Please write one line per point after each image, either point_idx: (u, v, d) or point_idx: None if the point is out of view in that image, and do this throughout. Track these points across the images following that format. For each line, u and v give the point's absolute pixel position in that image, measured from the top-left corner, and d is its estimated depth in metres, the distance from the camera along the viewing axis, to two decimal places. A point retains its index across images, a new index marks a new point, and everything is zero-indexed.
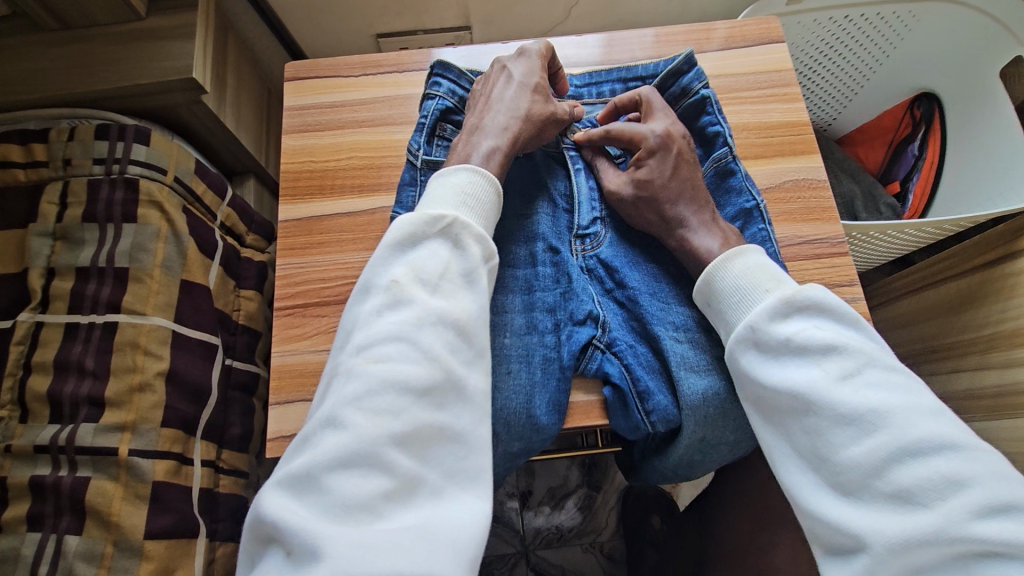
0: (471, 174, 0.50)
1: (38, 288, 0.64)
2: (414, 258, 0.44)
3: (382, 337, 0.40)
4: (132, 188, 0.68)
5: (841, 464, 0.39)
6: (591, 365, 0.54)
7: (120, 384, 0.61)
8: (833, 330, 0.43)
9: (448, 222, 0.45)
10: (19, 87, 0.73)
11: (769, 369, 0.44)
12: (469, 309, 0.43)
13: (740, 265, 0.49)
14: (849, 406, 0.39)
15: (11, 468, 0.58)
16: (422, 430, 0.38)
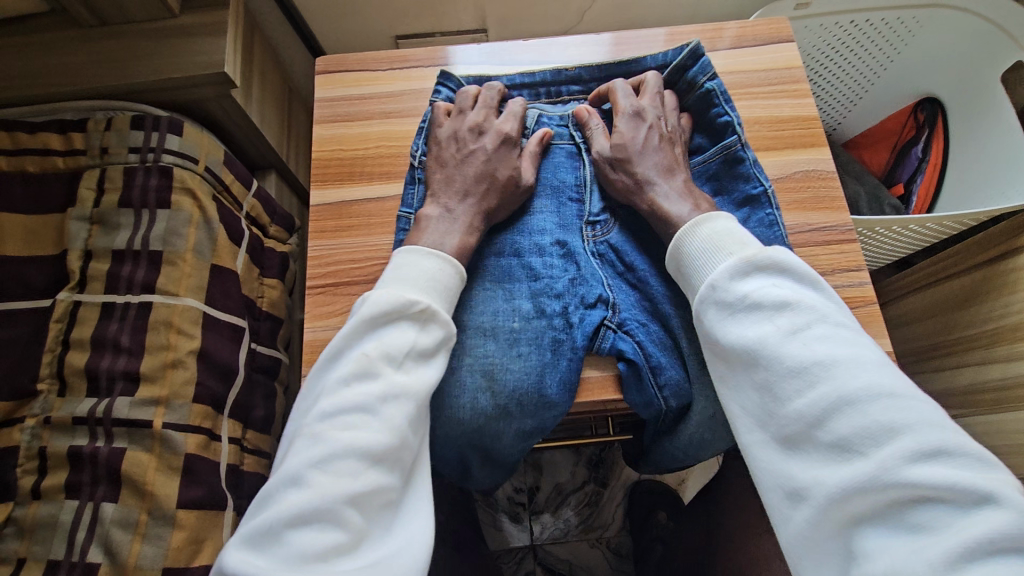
0: (438, 261, 0.52)
1: (76, 269, 0.67)
2: (384, 333, 0.47)
3: (347, 407, 0.43)
4: (166, 176, 0.71)
5: (787, 416, 0.41)
6: (602, 344, 0.57)
7: (155, 360, 0.64)
8: (790, 289, 0.45)
9: (422, 308, 0.48)
10: (58, 80, 0.76)
11: (726, 326, 0.46)
12: (429, 381, 0.47)
13: (709, 228, 0.51)
14: (797, 359, 0.42)
15: (50, 439, 0.61)
16: (378, 491, 0.42)
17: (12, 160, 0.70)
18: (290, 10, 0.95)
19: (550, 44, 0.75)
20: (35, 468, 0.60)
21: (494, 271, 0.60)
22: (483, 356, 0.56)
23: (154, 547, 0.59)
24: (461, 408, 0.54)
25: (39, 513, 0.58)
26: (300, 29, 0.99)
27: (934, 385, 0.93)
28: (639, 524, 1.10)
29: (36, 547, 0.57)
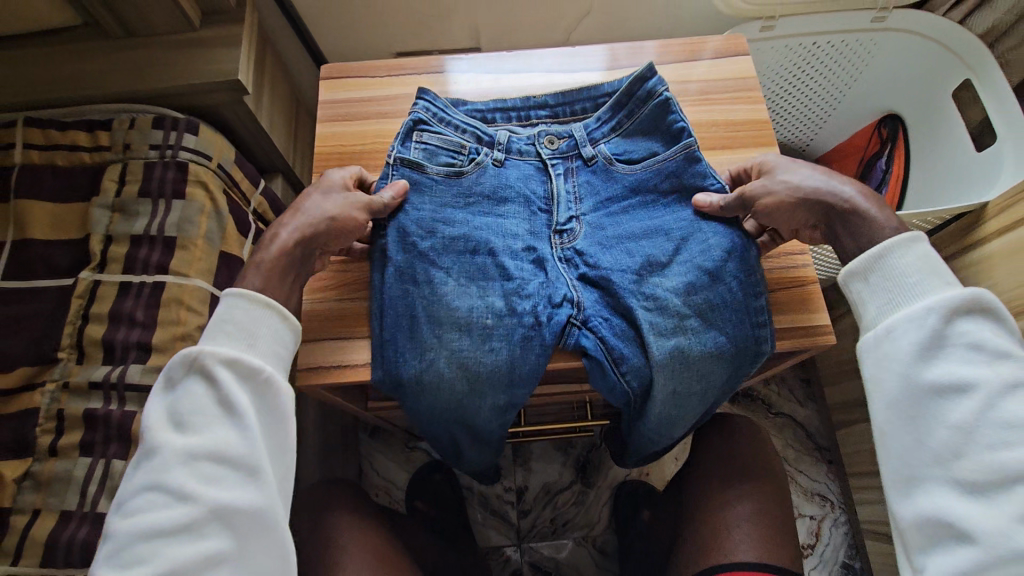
0: (232, 299, 0.55)
1: (97, 251, 0.74)
2: (176, 398, 0.51)
3: (138, 491, 0.49)
4: (182, 170, 0.78)
5: (980, 463, 0.47)
6: (568, 341, 0.63)
7: (165, 333, 0.70)
8: (998, 339, 0.50)
9: (192, 358, 0.52)
10: (87, 85, 0.84)
11: (935, 361, 0.50)
12: (229, 441, 0.50)
13: (918, 250, 0.53)
14: (1015, 415, 0.48)
15: (67, 402, 0.66)
16: (189, 560, 0.47)
17: (44, 154, 0.78)
18: (297, 24, 1.04)
19: (532, 56, 0.82)
20: (52, 428, 0.65)
21: (466, 271, 0.65)
22: (455, 350, 0.61)
23: None
24: (437, 394, 0.61)
25: (55, 469, 0.63)
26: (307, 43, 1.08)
27: None
28: (623, 524, 1.15)
29: (51, 499, 0.62)
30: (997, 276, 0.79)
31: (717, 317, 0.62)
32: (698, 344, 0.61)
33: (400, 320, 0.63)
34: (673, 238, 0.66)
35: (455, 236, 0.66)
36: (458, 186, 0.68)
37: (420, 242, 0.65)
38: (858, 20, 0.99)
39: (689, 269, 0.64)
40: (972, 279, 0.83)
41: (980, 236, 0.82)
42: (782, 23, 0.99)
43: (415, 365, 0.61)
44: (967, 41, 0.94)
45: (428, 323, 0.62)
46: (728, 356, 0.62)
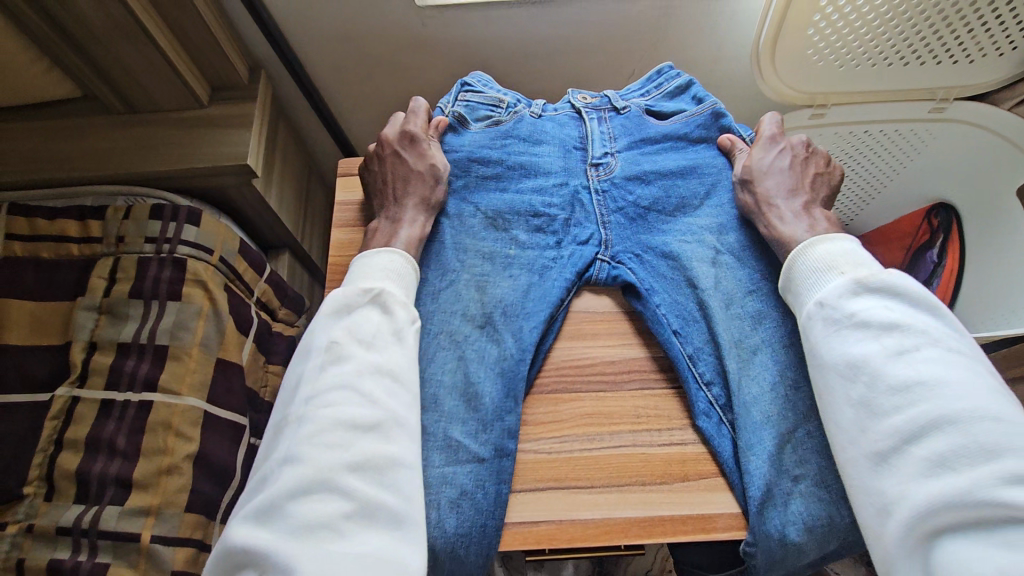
0: (392, 255, 0.56)
1: (78, 362, 0.65)
2: (352, 322, 0.50)
3: (329, 386, 0.46)
4: (180, 267, 0.70)
5: (880, 432, 0.43)
6: (599, 276, 0.61)
7: (149, 465, 0.61)
8: (901, 312, 0.47)
9: (376, 292, 0.52)
10: (81, 164, 0.77)
11: (834, 340, 0.48)
12: (400, 358, 0.49)
13: (818, 251, 0.53)
14: (903, 378, 0.43)
15: (30, 550, 0.57)
16: (371, 458, 0.44)
17: (28, 245, 0.70)
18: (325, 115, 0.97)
19: None
20: None
21: (496, 204, 0.63)
22: (479, 276, 0.59)
23: None
24: (445, 327, 0.57)
25: None
26: (333, 130, 1.01)
27: None
28: None
29: None
30: None
31: (795, 375, 0.55)
32: (731, 279, 0.59)
33: (431, 247, 0.61)
34: (702, 179, 0.65)
35: (491, 175, 0.65)
36: (495, 131, 0.67)
37: (455, 180, 0.64)
38: (914, 110, 0.92)
39: (717, 213, 0.63)
40: None
41: None
42: (832, 112, 0.92)
43: (434, 287, 0.59)
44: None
45: (455, 247, 0.61)
46: (762, 293, 0.59)
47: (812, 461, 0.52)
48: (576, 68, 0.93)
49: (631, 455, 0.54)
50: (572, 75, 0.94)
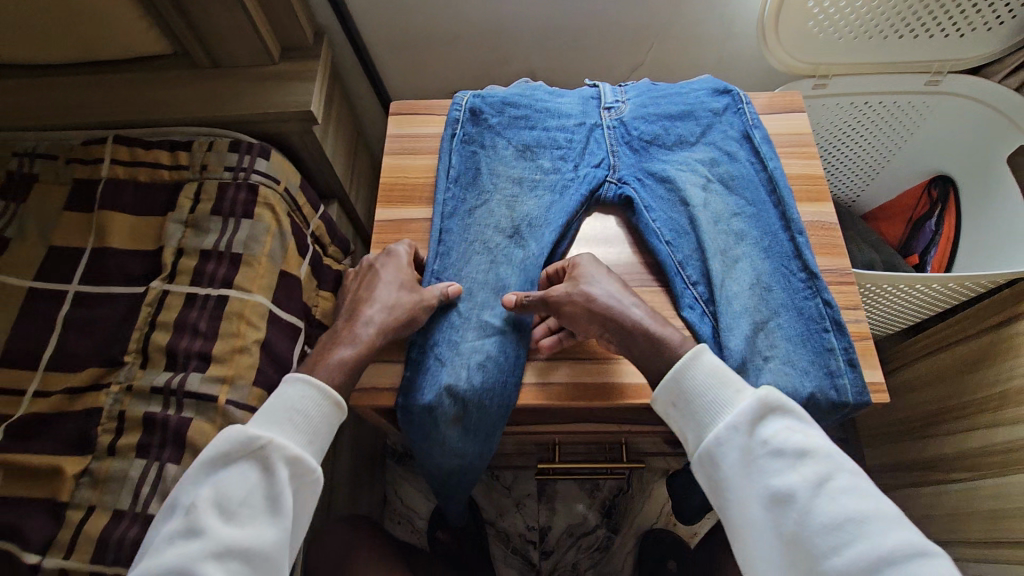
0: (306, 385, 0.54)
1: (169, 263, 0.78)
2: (221, 479, 0.50)
3: (167, 567, 0.46)
4: (253, 191, 0.83)
5: (827, 573, 0.45)
6: (607, 195, 0.71)
7: (226, 344, 0.73)
8: (806, 435, 0.50)
9: (261, 446, 0.50)
10: (169, 108, 0.90)
11: (756, 477, 0.50)
12: (262, 536, 0.48)
13: (704, 364, 0.54)
14: (834, 517, 0.46)
15: (129, 404, 0.69)
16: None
17: (129, 170, 0.84)
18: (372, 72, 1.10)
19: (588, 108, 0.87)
20: (112, 428, 0.68)
21: (523, 138, 0.74)
22: (509, 195, 0.70)
23: None
24: (480, 237, 0.68)
25: (112, 467, 0.66)
26: (380, 91, 1.15)
27: (934, 449, 0.99)
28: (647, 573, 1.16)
29: (106, 497, 0.65)
30: None
31: (767, 278, 0.67)
32: (720, 203, 0.71)
33: (469, 170, 0.72)
34: (700, 120, 0.75)
35: (520, 116, 0.76)
36: (526, 87, 0.80)
37: (490, 116, 0.75)
38: (912, 82, 1.01)
39: (711, 148, 0.74)
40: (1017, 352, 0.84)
41: None
42: (834, 82, 1.01)
43: (471, 203, 0.70)
44: (1012, 99, 0.95)
45: (488, 171, 0.72)
46: (746, 216, 0.70)
47: (780, 344, 0.63)
48: (599, 43, 1.04)
49: None
50: (592, 49, 1.05)
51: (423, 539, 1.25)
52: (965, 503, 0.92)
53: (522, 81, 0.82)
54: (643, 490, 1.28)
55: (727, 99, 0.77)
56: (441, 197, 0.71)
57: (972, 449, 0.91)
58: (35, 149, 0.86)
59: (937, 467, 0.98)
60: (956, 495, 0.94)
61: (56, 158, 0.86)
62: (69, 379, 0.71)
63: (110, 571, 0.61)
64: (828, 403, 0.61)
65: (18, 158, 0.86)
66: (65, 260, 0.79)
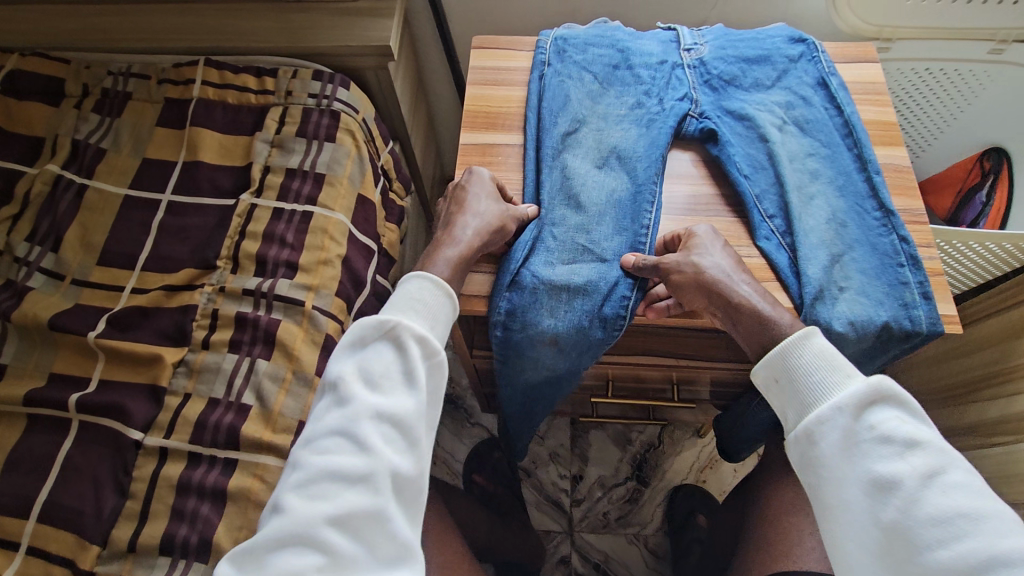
0: (421, 280, 0.56)
1: (257, 179, 0.81)
2: (365, 356, 0.52)
3: (324, 433, 0.49)
4: (335, 118, 0.86)
5: (927, 565, 0.44)
6: (689, 130, 0.73)
7: (311, 256, 0.76)
8: (916, 426, 0.48)
9: (392, 325, 0.52)
10: (255, 37, 0.91)
11: (854, 461, 0.49)
12: (407, 405, 0.49)
13: (813, 346, 0.54)
14: (940, 511, 0.45)
15: (222, 304, 0.73)
16: (354, 511, 0.46)
17: (217, 91, 0.87)
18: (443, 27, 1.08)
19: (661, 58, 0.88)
20: (207, 324, 0.72)
21: (608, 76, 0.76)
22: (596, 127, 0.73)
23: (294, 401, 0.69)
24: (570, 166, 0.71)
25: (206, 360, 0.70)
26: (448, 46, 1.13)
27: (974, 414, 1.00)
28: (677, 526, 1.19)
29: (200, 387, 0.69)
30: None
31: (841, 214, 0.68)
32: (796, 143, 0.72)
33: (555, 102, 0.74)
34: (776, 65, 0.76)
35: (603, 54, 0.77)
36: (605, 26, 0.81)
37: (574, 55, 0.77)
38: (973, 50, 0.99)
39: (788, 91, 0.75)
40: None
41: None
42: (896, 46, 1.00)
43: (559, 132, 0.73)
44: None
45: (576, 103, 0.74)
46: (821, 155, 0.71)
47: (854, 276, 0.64)
48: None
49: None
50: (669, 9, 1.01)
51: (458, 481, 1.29)
52: (1004, 467, 0.93)
53: (601, 22, 0.83)
54: (674, 447, 1.31)
55: (804, 47, 0.77)
56: (528, 127, 0.73)
57: (1015, 414, 0.92)
58: (128, 69, 0.89)
59: (979, 432, 0.99)
60: (995, 459, 0.95)
61: (148, 78, 0.88)
62: (165, 279, 0.75)
63: (208, 451, 0.65)
64: (901, 331, 0.61)
65: (112, 77, 0.89)
66: (159, 173, 0.83)
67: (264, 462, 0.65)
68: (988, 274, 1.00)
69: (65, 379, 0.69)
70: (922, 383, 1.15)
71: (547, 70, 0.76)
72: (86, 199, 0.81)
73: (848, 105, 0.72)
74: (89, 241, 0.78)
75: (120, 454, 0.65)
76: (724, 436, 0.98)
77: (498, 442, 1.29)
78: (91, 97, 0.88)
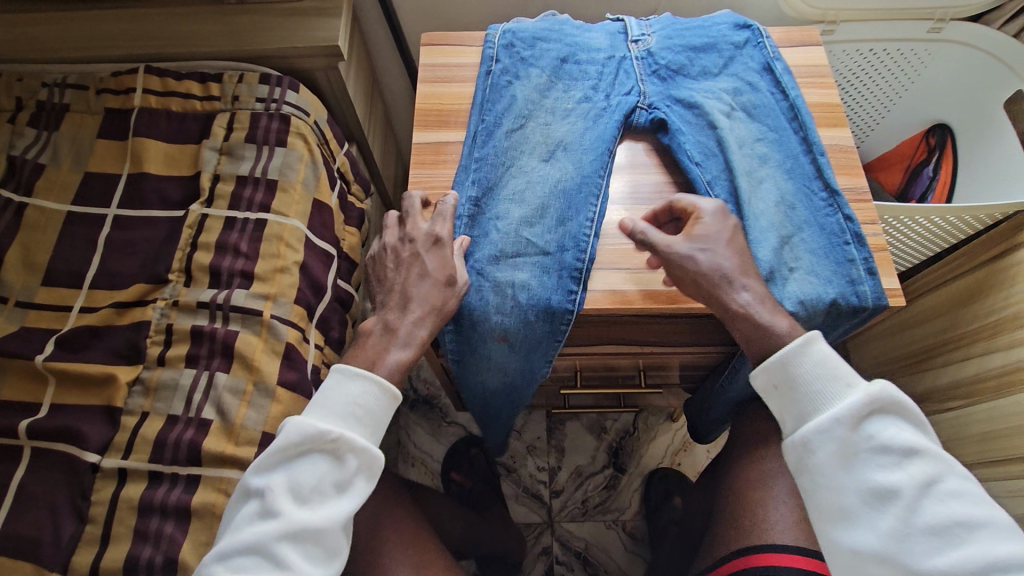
0: (366, 380, 0.55)
1: (207, 188, 0.79)
2: (295, 467, 0.51)
3: (245, 549, 0.49)
4: (285, 122, 0.84)
5: (929, 570, 0.46)
6: (639, 121, 0.74)
7: (267, 264, 0.75)
8: (912, 434, 0.50)
9: (330, 437, 0.51)
10: (198, 42, 0.89)
11: (856, 472, 0.50)
12: (334, 518, 0.50)
13: (816, 355, 0.53)
14: (940, 518, 0.47)
15: (176, 318, 0.71)
16: None
17: (161, 99, 0.84)
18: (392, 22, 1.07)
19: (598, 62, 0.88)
20: (161, 340, 0.70)
21: (556, 70, 0.76)
22: (543, 123, 0.74)
23: (256, 413, 0.68)
24: (519, 163, 0.72)
25: (162, 377, 0.68)
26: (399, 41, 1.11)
27: (929, 380, 1.04)
28: (654, 509, 1.22)
29: (158, 404, 0.67)
30: None
31: (790, 197, 0.69)
32: (744, 128, 0.73)
33: (504, 99, 0.74)
34: (722, 53, 0.77)
35: (552, 48, 0.77)
36: (552, 20, 0.81)
37: (523, 50, 0.77)
38: (912, 30, 1.01)
39: (735, 78, 0.76)
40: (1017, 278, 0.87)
41: None
42: (841, 28, 1.01)
43: (508, 130, 0.73)
44: (989, 36, 0.98)
45: (524, 100, 0.74)
46: (769, 139, 0.73)
47: (804, 256, 0.66)
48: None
49: None
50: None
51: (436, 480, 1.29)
52: (957, 428, 0.98)
53: (549, 14, 0.83)
54: (648, 433, 1.33)
55: (747, 31, 0.78)
56: (478, 125, 0.73)
57: (965, 378, 0.96)
58: (64, 80, 0.86)
59: (931, 398, 1.03)
60: (950, 422, 0.99)
61: (86, 89, 0.85)
62: (115, 297, 0.73)
63: (169, 469, 0.64)
64: (849, 307, 0.63)
65: (47, 88, 0.85)
66: (103, 187, 0.80)
67: (227, 477, 0.64)
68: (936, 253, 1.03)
69: (15, 404, 0.67)
70: (876, 357, 1.19)
71: (496, 67, 0.76)
72: (27, 216, 0.78)
73: (793, 90, 0.74)
74: (32, 260, 0.76)
75: (76, 478, 0.63)
76: (695, 421, 1.01)
77: (476, 440, 1.29)
78: (27, 110, 0.85)
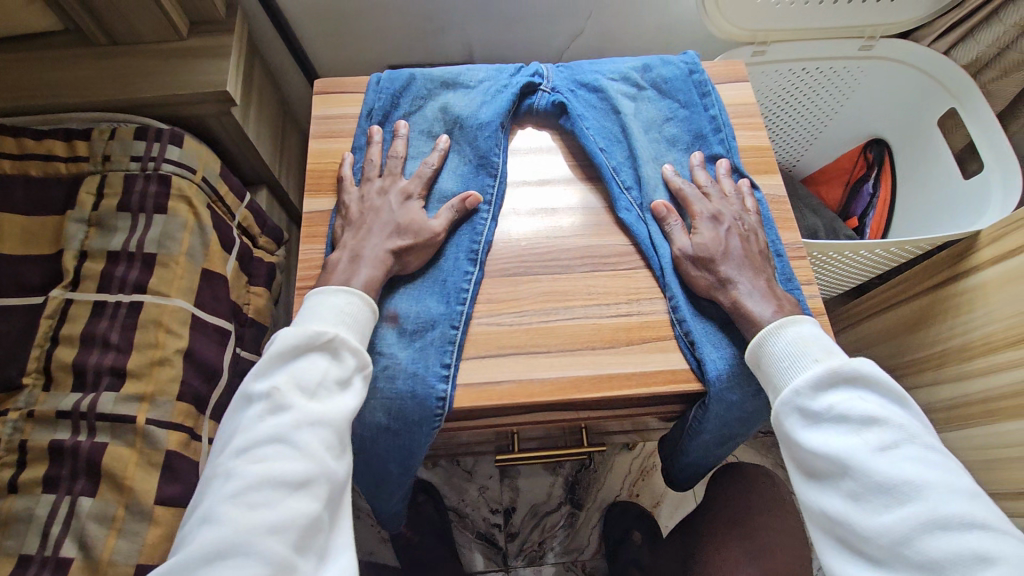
0: (350, 295, 0.53)
1: (71, 269, 0.69)
2: (297, 366, 0.46)
3: (263, 438, 0.42)
4: (164, 183, 0.73)
5: (884, 532, 0.41)
6: (541, 104, 0.71)
7: (142, 357, 0.65)
8: (877, 402, 0.46)
9: (327, 338, 0.48)
10: (61, 90, 0.77)
11: (811, 434, 0.46)
12: (346, 408, 0.46)
13: (794, 333, 0.51)
14: (887, 477, 0.42)
15: (31, 433, 0.61)
16: (298, 521, 0.40)
17: (15, 163, 0.72)
18: (295, 46, 0.97)
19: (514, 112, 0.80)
20: (13, 461, 0.60)
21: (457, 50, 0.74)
22: (442, 102, 0.70)
23: (128, 542, 0.59)
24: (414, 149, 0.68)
25: (14, 507, 0.58)
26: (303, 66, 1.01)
27: None
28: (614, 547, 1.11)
29: (9, 542, 0.57)
30: (995, 302, 0.75)
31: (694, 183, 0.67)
32: (651, 109, 0.71)
33: (399, 86, 0.70)
34: None
35: None
36: None
37: None
38: (844, 48, 0.95)
39: (641, 60, 0.74)
40: (967, 306, 0.79)
41: (975, 263, 0.78)
42: (773, 48, 0.93)
43: (405, 111, 0.70)
44: (918, 53, 0.93)
45: (421, 82, 0.71)
46: (677, 120, 0.70)
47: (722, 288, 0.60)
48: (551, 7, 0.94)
49: (591, 324, 0.60)
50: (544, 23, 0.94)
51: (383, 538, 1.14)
52: None
53: None
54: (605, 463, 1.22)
55: (657, 55, 0.79)
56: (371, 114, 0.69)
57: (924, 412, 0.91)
58: None
59: None
60: None
61: None
62: None
63: None
64: None
65: None
66: None
67: None
68: (870, 277, 0.96)
69: None
70: None
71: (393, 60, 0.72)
72: None
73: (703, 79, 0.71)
74: None
75: None
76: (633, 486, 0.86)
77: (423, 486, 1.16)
78: None
